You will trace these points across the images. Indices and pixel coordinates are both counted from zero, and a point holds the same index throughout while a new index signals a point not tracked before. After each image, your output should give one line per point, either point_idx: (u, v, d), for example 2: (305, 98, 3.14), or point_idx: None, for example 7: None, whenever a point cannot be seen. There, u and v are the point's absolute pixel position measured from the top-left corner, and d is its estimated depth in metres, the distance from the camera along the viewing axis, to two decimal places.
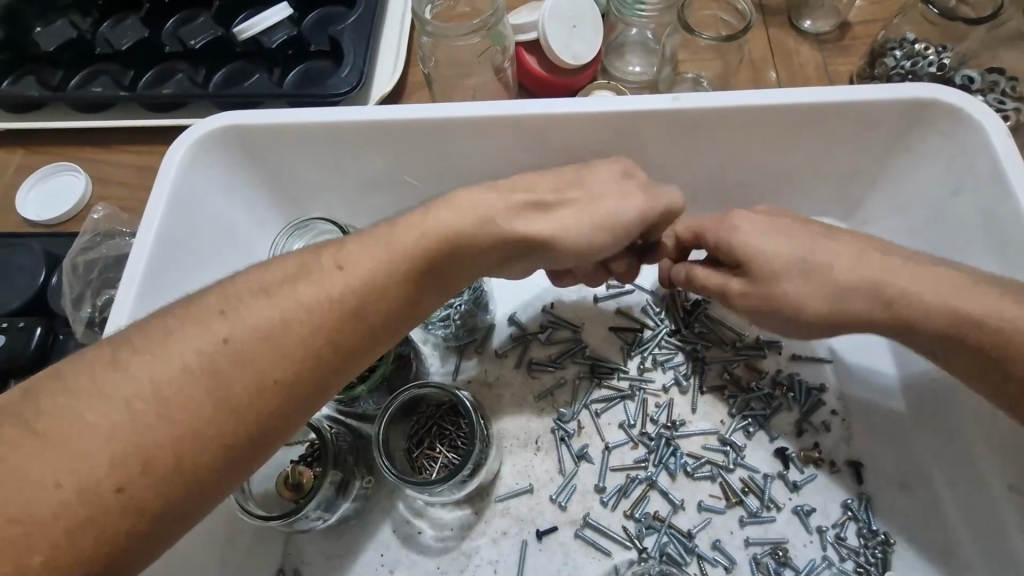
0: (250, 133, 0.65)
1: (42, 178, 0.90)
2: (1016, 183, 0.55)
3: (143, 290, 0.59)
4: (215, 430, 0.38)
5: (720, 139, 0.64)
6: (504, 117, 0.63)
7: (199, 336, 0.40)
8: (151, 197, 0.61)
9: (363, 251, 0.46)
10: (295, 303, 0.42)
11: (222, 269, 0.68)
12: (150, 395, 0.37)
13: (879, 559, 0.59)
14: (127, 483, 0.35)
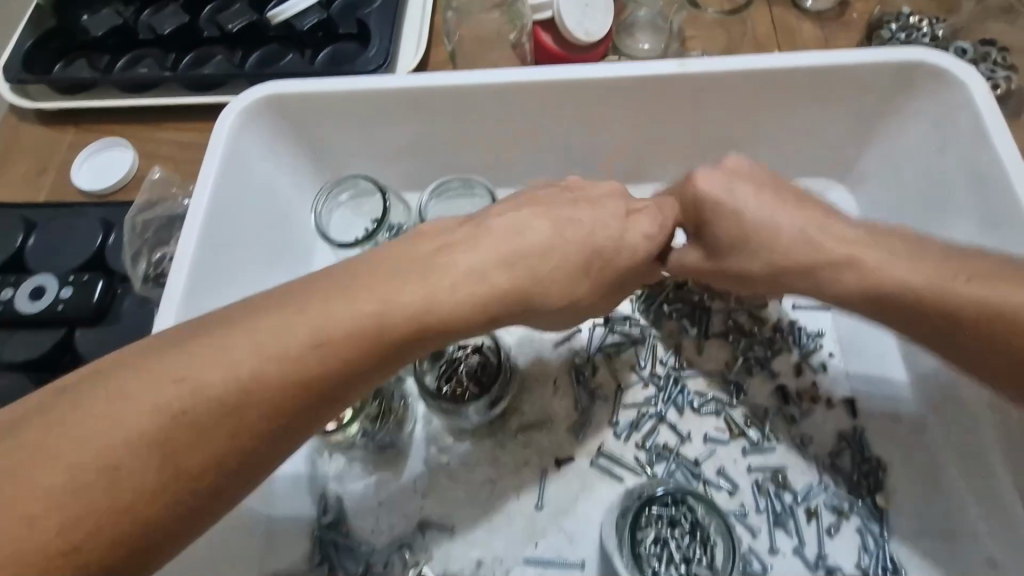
0: (291, 101, 0.71)
1: (92, 154, 0.97)
2: (994, 134, 0.60)
3: (197, 251, 0.65)
4: (260, 426, 0.41)
5: (722, 102, 0.69)
6: (522, 83, 0.68)
7: (279, 338, 0.42)
8: (205, 161, 0.68)
9: (437, 309, 0.47)
10: (359, 348, 0.44)
11: (269, 242, 0.73)
12: (213, 382, 0.39)
13: (871, 484, 0.64)
14: (198, 462, 0.39)
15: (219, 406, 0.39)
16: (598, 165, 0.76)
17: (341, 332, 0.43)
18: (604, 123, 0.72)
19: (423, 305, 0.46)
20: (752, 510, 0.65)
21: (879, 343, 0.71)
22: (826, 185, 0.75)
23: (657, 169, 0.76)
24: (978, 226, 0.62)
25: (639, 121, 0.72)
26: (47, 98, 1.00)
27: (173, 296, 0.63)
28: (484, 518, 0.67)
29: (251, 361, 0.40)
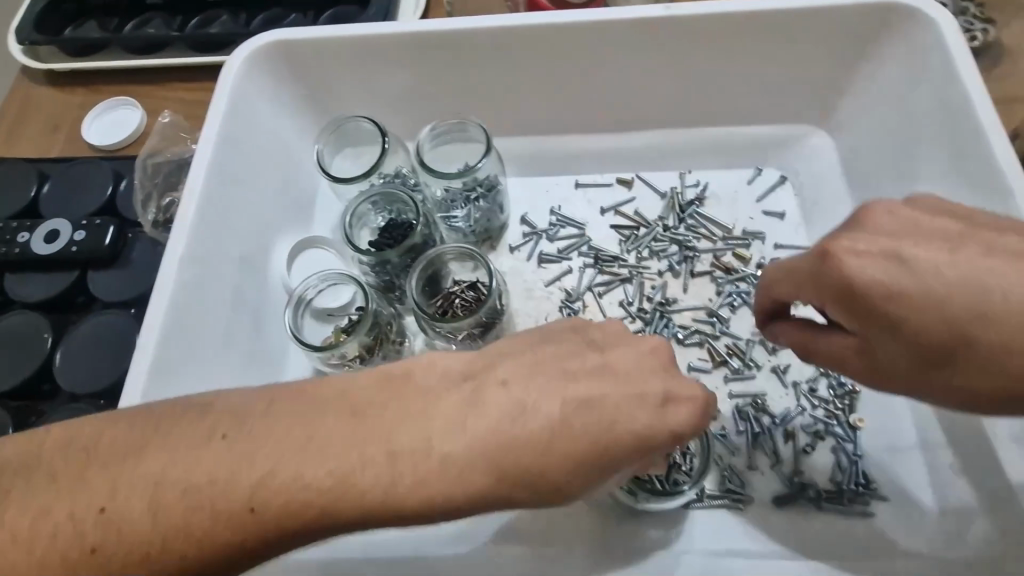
0: (295, 49, 0.74)
1: (102, 114, 1.00)
2: (958, 65, 0.64)
3: (205, 196, 0.66)
4: (324, 483, 0.40)
5: (707, 47, 0.74)
6: (517, 29, 0.72)
7: (361, 455, 0.41)
8: (212, 104, 0.71)
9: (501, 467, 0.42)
10: (423, 456, 0.41)
11: (280, 202, 0.75)
12: (288, 486, 0.39)
13: (846, 405, 0.67)
14: (260, 499, 0.39)
15: (293, 478, 0.39)
16: (590, 113, 0.81)
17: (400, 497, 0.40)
18: (593, 70, 0.76)
19: (488, 458, 0.41)
20: (733, 432, 0.68)
21: None
22: (807, 132, 0.80)
23: (647, 116, 0.81)
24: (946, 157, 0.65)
25: (628, 67, 0.76)
26: (58, 60, 1.04)
27: (182, 240, 0.64)
28: None
29: (324, 462, 0.40)
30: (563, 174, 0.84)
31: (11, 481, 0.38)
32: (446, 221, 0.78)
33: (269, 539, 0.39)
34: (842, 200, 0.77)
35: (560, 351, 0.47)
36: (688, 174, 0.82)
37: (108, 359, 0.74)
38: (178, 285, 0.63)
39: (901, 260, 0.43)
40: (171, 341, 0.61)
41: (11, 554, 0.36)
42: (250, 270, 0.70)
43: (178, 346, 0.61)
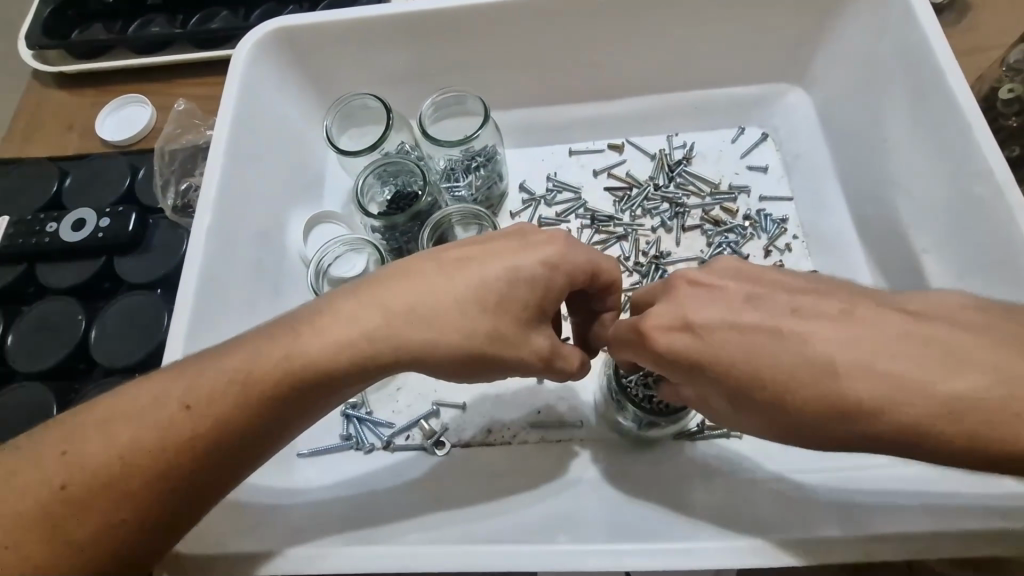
0: (300, 34, 0.79)
1: (112, 113, 1.04)
2: (920, 13, 0.69)
3: (226, 171, 0.71)
4: (215, 393, 0.50)
5: (680, 12, 0.78)
6: (506, 4, 0.77)
7: (270, 354, 0.51)
8: (226, 88, 0.75)
9: (376, 334, 0.51)
10: (345, 330, 0.51)
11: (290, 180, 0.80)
12: (134, 410, 0.50)
13: None
14: (200, 407, 0.50)
15: (216, 388, 0.50)
16: (578, 82, 0.86)
17: (185, 392, 0.50)
18: (574, 43, 0.81)
19: (364, 335, 0.51)
20: None
21: (839, 224, 0.79)
22: (784, 89, 0.85)
23: (630, 83, 0.86)
24: (911, 100, 0.70)
25: (607, 36, 0.81)
26: (65, 64, 1.08)
27: (207, 213, 0.68)
28: (492, 393, 0.75)
29: (225, 366, 0.51)
30: (557, 143, 0.89)
31: (22, 446, 0.50)
32: (450, 190, 0.82)
33: (210, 431, 0.50)
34: (820, 149, 0.82)
35: (523, 265, 0.53)
36: (674, 136, 0.87)
37: (141, 335, 0.79)
38: (206, 257, 0.67)
39: (750, 313, 0.46)
40: (203, 305, 0.65)
41: (27, 499, 0.47)
42: (268, 242, 0.75)
43: (212, 306, 0.66)
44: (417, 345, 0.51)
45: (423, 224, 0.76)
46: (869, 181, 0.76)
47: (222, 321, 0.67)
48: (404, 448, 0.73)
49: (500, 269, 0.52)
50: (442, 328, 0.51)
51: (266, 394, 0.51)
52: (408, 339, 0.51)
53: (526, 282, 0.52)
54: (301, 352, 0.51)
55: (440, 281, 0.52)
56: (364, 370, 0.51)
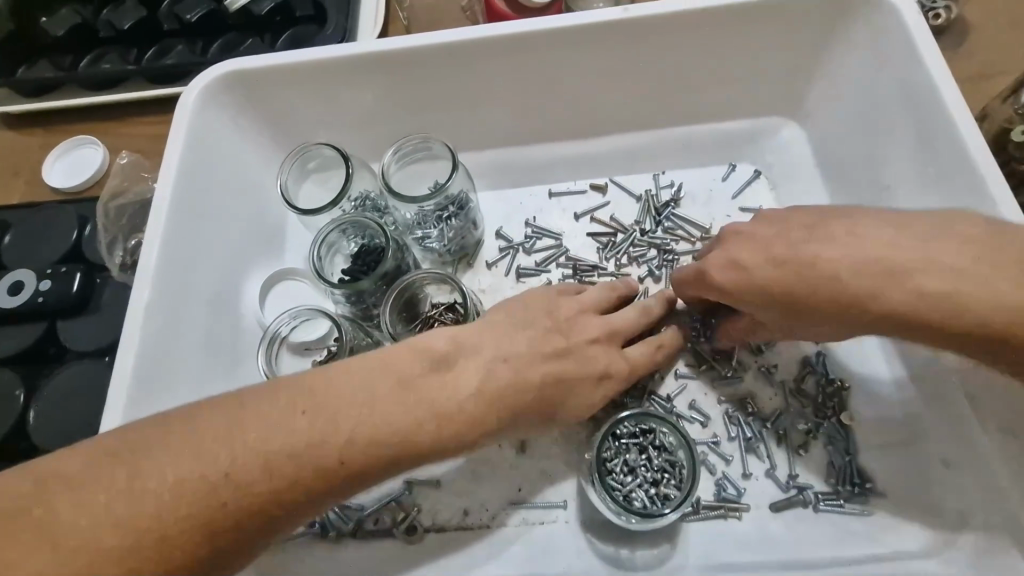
0: (250, 77, 0.72)
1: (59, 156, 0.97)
2: (922, 48, 0.63)
3: (168, 236, 0.63)
4: (190, 499, 0.39)
5: (663, 48, 0.72)
6: (479, 40, 0.71)
7: (263, 443, 0.42)
8: (169, 140, 0.67)
9: (409, 408, 0.47)
10: (347, 411, 0.45)
11: (246, 233, 0.73)
12: (67, 534, 0.36)
13: (835, 404, 0.65)
14: (172, 518, 0.39)
15: (189, 492, 0.39)
16: (559, 118, 0.80)
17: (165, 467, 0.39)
18: (549, 79, 0.75)
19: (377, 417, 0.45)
20: (724, 439, 0.67)
21: None
22: (777, 123, 0.79)
23: (613, 119, 0.80)
24: (915, 141, 0.64)
25: (585, 71, 0.74)
26: (12, 101, 1.00)
27: (148, 285, 0.61)
28: (469, 470, 0.68)
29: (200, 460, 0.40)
30: (536, 184, 0.83)
31: None
32: (419, 242, 0.76)
33: (191, 542, 0.39)
34: (818, 190, 0.76)
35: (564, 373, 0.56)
36: (661, 175, 0.81)
37: (87, 412, 0.73)
38: (148, 330, 0.59)
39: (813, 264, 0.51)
40: (140, 391, 0.57)
41: None
42: (221, 309, 0.68)
43: (153, 386, 0.59)
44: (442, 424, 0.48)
45: (389, 286, 0.69)
46: None
47: (166, 403, 0.60)
48: (372, 534, 0.66)
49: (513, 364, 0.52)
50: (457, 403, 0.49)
51: (261, 492, 0.41)
52: (431, 416, 0.47)
53: (533, 360, 0.54)
54: (315, 426, 0.43)
55: (443, 360, 0.50)
56: (382, 458, 0.45)
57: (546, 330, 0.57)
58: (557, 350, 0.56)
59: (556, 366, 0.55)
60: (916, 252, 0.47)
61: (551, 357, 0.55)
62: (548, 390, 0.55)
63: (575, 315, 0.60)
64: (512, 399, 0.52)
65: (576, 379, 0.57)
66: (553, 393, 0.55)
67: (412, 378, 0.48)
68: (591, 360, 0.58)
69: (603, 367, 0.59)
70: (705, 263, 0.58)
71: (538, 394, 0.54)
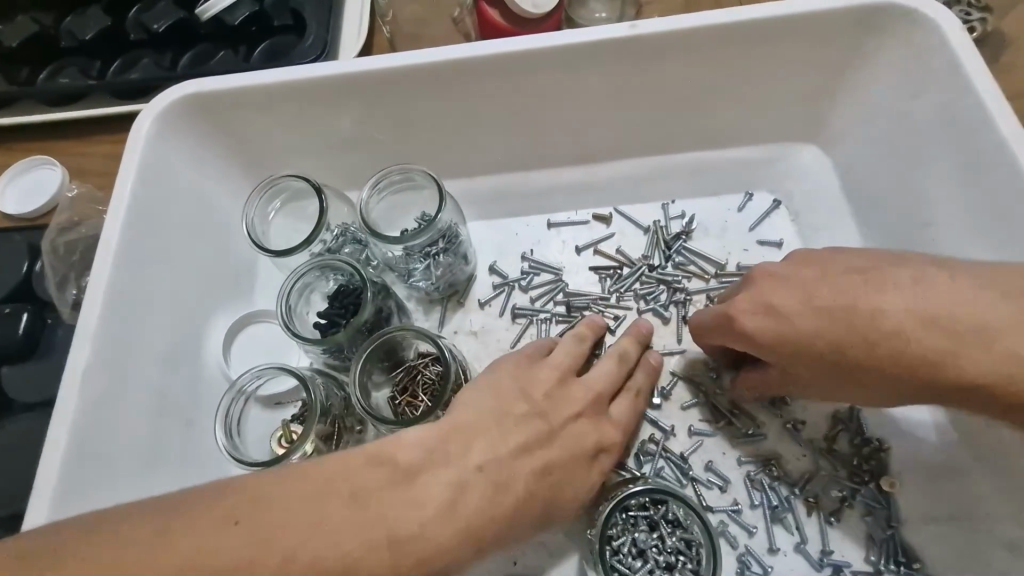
0: (215, 100, 0.66)
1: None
2: (971, 72, 0.56)
3: (114, 288, 0.59)
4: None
5: (674, 68, 0.65)
6: (471, 59, 0.64)
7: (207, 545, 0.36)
8: (118, 176, 0.62)
9: (366, 530, 0.39)
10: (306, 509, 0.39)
11: (206, 276, 0.67)
12: None
13: (873, 468, 0.59)
14: None
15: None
16: (557, 143, 0.73)
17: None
18: (548, 101, 0.68)
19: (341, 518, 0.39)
20: (746, 507, 0.60)
21: None
22: (797, 147, 0.72)
23: (617, 143, 0.73)
24: (959, 177, 0.58)
25: (588, 92, 0.67)
26: None
27: (87, 345, 0.56)
28: None
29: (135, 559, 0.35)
30: (533, 213, 0.75)
31: None
32: (404, 279, 0.69)
33: None
34: (844, 222, 0.69)
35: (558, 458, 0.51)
36: (671, 204, 0.73)
37: (28, 467, 0.66)
38: (86, 392, 0.55)
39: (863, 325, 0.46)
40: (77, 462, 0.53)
41: None
42: (176, 362, 0.63)
43: (92, 453, 0.54)
44: (422, 546, 0.41)
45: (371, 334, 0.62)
46: None
47: (106, 470, 0.55)
48: None
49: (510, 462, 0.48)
50: (433, 516, 0.42)
51: None
52: (405, 536, 0.40)
53: (518, 454, 0.49)
54: (250, 531, 0.37)
55: (414, 464, 0.44)
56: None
57: (526, 414, 0.52)
58: (540, 436, 0.51)
59: (541, 456, 0.50)
60: (974, 316, 0.43)
61: (537, 446, 0.50)
62: (540, 484, 0.49)
63: (552, 389, 0.55)
64: (508, 503, 0.46)
65: (566, 467, 0.52)
66: (546, 487, 0.50)
67: (378, 490, 0.42)
68: (581, 439, 0.53)
69: (595, 446, 0.54)
70: (742, 291, 0.53)
71: (527, 489, 0.48)
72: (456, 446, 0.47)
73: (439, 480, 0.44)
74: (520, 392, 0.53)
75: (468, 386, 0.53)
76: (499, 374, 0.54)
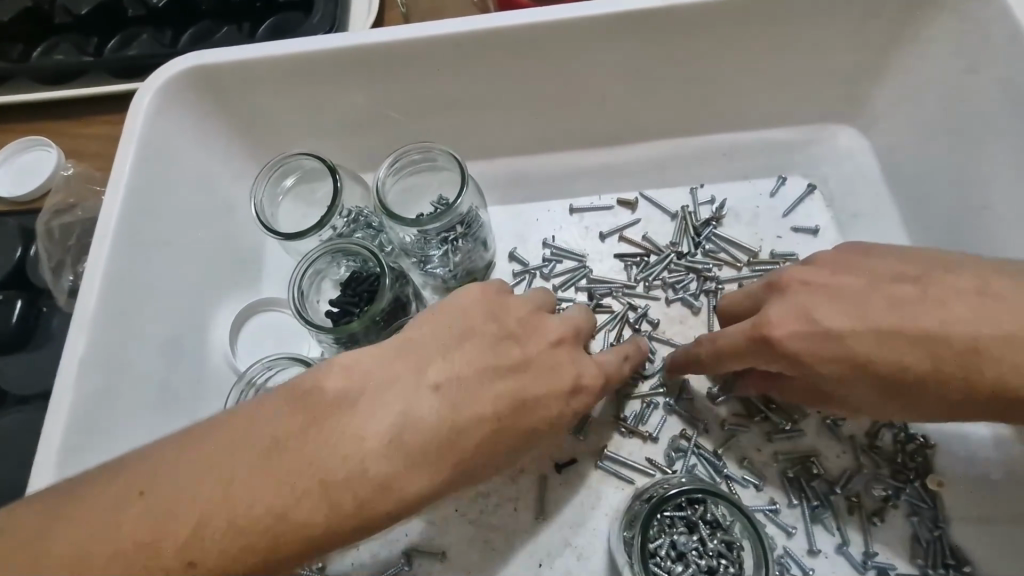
0: (221, 74, 0.62)
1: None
2: None
3: (113, 266, 0.55)
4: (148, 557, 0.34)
5: (710, 42, 0.62)
6: (497, 32, 0.60)
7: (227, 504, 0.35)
8: (117, 154, 0.58)
9: (294, 477, 0.36)
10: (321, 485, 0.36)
11: (212, 258, 0.64)
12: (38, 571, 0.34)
13: (918, 465, 0.56)
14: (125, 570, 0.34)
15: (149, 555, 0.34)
16: (582, 124, 0.69)
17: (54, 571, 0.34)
18: (573, 79, 0.65)
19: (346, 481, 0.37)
20: (784, 506, 0.57)
21: None
22: (833, 130, 0.69)
23: (645, 124, 0.69)
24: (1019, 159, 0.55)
25: (617, 67, 0.63)
26: None
27: (85, 326, 0.53)
28: (478, 539, 0.58)
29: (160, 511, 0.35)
30: (555, 198, 0.71)
31: None
32: (420, 266, 0.65)
33: None
34: (884, 208, 0.66)
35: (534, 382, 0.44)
36: (700, 189, 0.70)
37: (25, 462, 0.63)
38: (86, 375, 0.52)
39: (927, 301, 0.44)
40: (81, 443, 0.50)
41: None
42: (181, 341, 0.60)
43: (93, 441, 0.51)
44: (369, 481, 0.37)
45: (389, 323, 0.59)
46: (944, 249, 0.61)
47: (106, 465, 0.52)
48: None
49: (485, 395, 0.42)
50: (374, 449, 0.38)
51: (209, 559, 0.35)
52: (340, 476, 0.37)
53: (484, 382, 0.42)
54: (268, 494, 0.36)
55: (346, 394, 0.39)
56: (272, 545, 0.35)
57: (491, 337, 0.45)
58: (512, 362, 0.44)
59: (514, 385, 0.44)
60: None
61: (506, 375, 0.44)
62: (512, 412, 0.43)
63: (524, 315, 0.48)
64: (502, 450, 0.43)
65: (543, 398, 0.45)
66: (519, 415, 0.43)
67: (300, 430, 0.38)
68: (555, 369, 0.46)
69: (574, 380, 0.46)
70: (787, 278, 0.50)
71: (499, 415, 0.42)
72: (397, 373, 0.41)
73: (376, 410, 0.39)
74: (485, 314, 0.46)
75: (424, 312, 0.47)
76: (457, 299, 0.47)
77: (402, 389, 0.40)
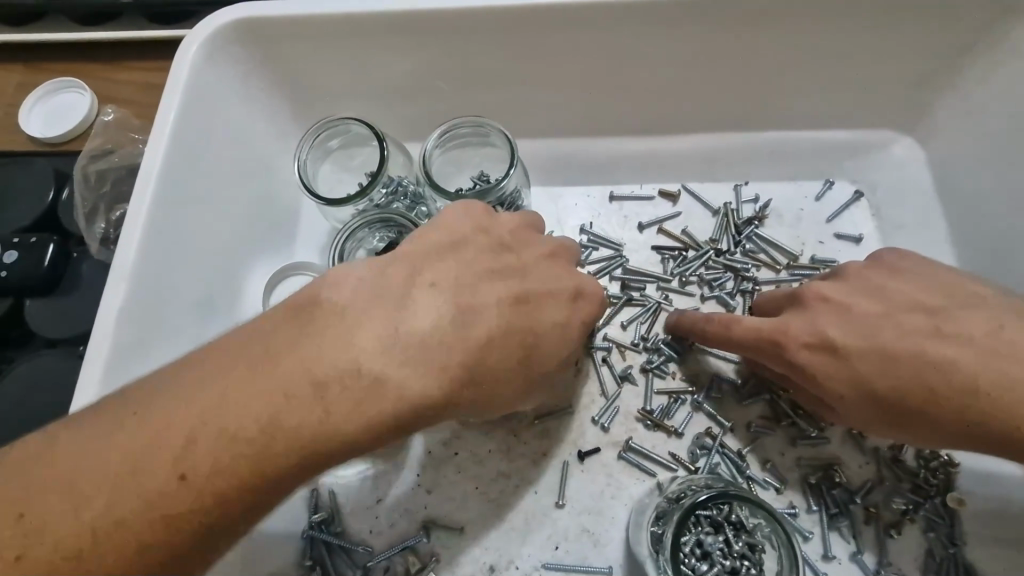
0: (270, 31, 0.60)
1: (19, 91, 0.79)
2: None
3: (155, 212, 0.55)
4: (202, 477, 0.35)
5: (779, 32, 0.60)
6: (563, 7, 0.58)
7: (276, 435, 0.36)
8: (163, 100, 0.57)
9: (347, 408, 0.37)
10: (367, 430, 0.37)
11: (249, 213, 0.63)
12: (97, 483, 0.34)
13: (940, 482, 0.56)
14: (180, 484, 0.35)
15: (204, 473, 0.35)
16: (634, 109, 0.67)
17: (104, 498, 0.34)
18: (631, 62, 0.63)
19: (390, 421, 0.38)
20: (803, 511, 0.58)
21: None
22: (890, 138, 0.67)
23: (698, 114, 0.67)
24: None
25: (679, 52, 0.62)
26: None
27: (125, 268, 0.53)
28: (495, 517, 0.58)
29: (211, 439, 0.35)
30: (596, 184, 0.70)
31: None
32: None
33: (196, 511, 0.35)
34: (932, 220, 0.65)
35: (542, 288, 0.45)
36: (744, 187, 0.68)
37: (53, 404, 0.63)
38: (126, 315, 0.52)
39: None
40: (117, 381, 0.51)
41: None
42: (215, 292, 0.60)
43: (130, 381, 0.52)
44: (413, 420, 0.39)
45: None
46: (995, 264, 0.60)
47: None
48: None
49: (515, 335, 0.43)
50: (421, 391, 0.38)
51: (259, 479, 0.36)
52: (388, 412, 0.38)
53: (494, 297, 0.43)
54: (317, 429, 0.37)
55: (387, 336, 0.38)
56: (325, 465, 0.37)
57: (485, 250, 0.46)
58: (507, 271, 0.45)
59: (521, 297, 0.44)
60: None
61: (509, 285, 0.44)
62: (524, 325, 0.43)
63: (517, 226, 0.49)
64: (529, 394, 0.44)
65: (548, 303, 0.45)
66: (522, 320, 0.44)
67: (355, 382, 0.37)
68: (555, 279, 0.47)
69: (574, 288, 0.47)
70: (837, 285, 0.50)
71: (502, 320, 0.42)
72: (389, 278, 0.41)
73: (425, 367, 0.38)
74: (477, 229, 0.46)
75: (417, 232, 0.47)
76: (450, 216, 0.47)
77: (394, 298, 0.40)
